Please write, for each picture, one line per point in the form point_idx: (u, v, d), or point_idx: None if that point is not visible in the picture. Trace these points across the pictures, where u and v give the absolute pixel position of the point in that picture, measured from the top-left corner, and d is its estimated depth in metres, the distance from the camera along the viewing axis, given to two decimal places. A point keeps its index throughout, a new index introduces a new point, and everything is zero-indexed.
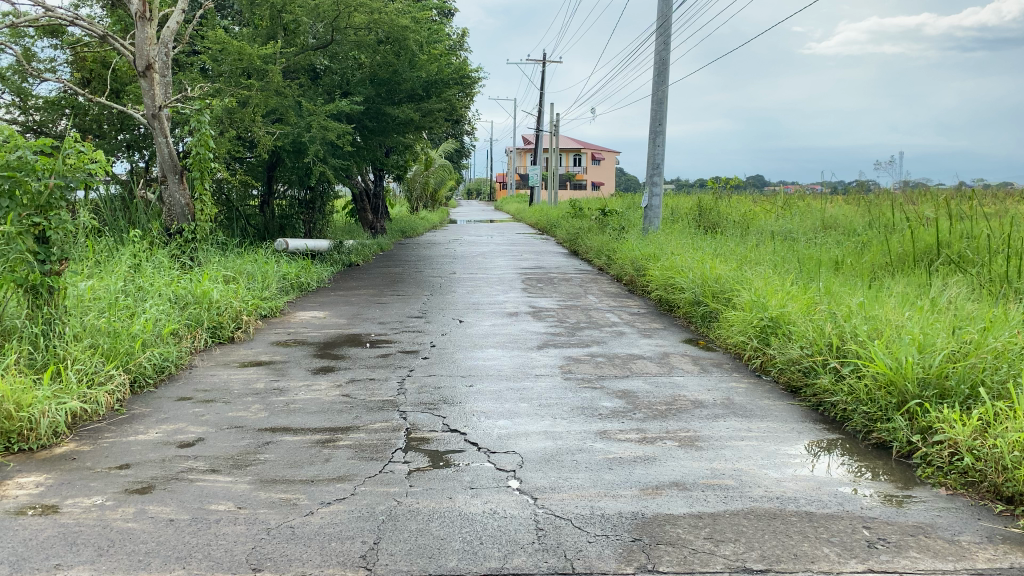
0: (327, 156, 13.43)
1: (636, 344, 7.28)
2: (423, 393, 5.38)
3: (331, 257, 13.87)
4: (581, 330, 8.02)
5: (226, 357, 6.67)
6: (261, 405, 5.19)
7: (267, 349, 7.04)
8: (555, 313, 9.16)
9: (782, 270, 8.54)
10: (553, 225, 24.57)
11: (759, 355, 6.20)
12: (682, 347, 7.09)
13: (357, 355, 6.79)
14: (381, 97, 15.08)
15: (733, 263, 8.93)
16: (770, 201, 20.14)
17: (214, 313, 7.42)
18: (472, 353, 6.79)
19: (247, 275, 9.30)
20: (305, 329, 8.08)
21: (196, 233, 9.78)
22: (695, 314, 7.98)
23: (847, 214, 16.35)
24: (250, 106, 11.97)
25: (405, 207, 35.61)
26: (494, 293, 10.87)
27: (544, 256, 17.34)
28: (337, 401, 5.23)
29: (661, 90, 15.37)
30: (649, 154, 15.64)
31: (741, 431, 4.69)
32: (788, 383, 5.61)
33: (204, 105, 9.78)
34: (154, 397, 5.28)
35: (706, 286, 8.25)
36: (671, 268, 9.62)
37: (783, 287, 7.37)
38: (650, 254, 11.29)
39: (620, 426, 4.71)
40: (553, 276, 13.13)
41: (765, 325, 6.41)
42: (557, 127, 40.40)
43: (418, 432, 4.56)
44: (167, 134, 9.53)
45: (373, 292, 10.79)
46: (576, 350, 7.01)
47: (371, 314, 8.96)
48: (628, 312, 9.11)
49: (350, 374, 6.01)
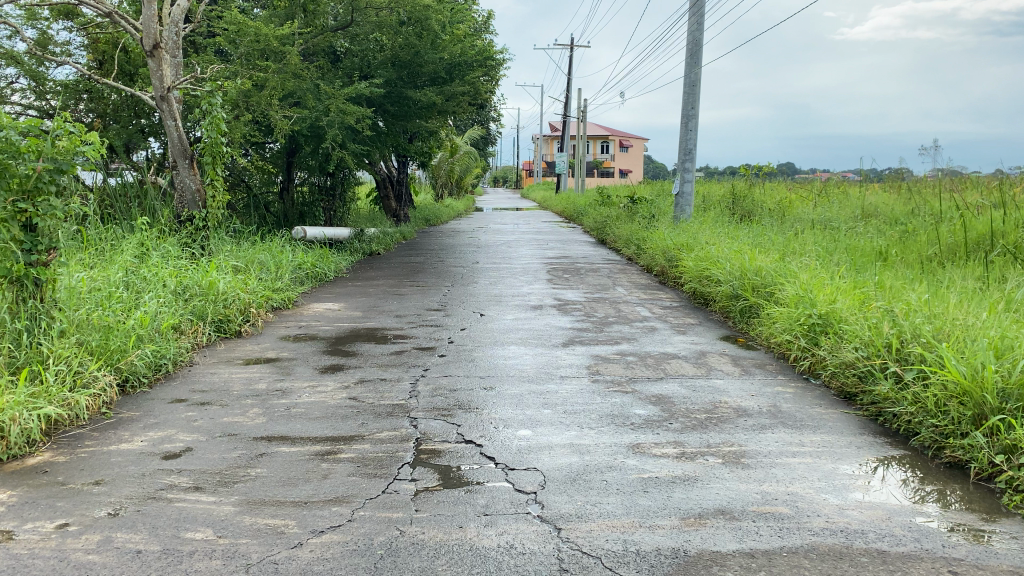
0: (346, 141, 12.95)
1: (669, 342, 6.76)
2: (436, 397, 4.91)
3: (351, 246, 13.48)
4: (610, 325, 7.50)
5: (230, 353, 6.25)
6: (261, 409, 4.75)
7: (275, 344, 6.61)
8: (582, 306, 8.64)
9: (827, 262, 7.95)
10: (580, 213, 23.99)
11: (807, 356, 5.63)
12: (720, 347, 6.54)
13: (370, 351, 6.33)
14: (402, 80, 14.47)
15: (773, 254, 8.35)
16: (806, 188, 19.40)
17: (221, 305, 7.01)
18: (493, 351, 6.30)
19: (259, 264, 8.89)
20: (318, 323, 7.65)
21: (207, 221, 9.39)
22: (734, 310, 7.43)
23: (888, 202, 15.61)
24: (267, 89, 11.53)
25: (430, 194, 35.22)
26: (517, 284, 10.37)
27: (570, 245, 16.81)
28: (343, 405, 4.77)
29: (694, 71, 14.71)
30: (681, 139, 15.01)
31: (792, 445, 4.16)
32: (842, 389, 5.06)
33: (216, 86, 9.37)
34: (146, 400, 4.88)
35: (745, 279, 7.69)
36: (707, 259, 9.06)
37: (831, 280, 6.79)
38: (682, 243, 10.74)
39: (655, 438, 4.20)
40: (581, 266, 12.61)
41: (813, 323, 5.84)
42: (585, 113, 39.67)
43: (429, 444, 4.10)
44: (176, 117, 9.13)
45: (392, 282, 10.36)
46: (604, 348, 6.49)
47: (388, 307, 8.50)
48: (660, 306, 8.56)
49: (359, 374, 5.56)
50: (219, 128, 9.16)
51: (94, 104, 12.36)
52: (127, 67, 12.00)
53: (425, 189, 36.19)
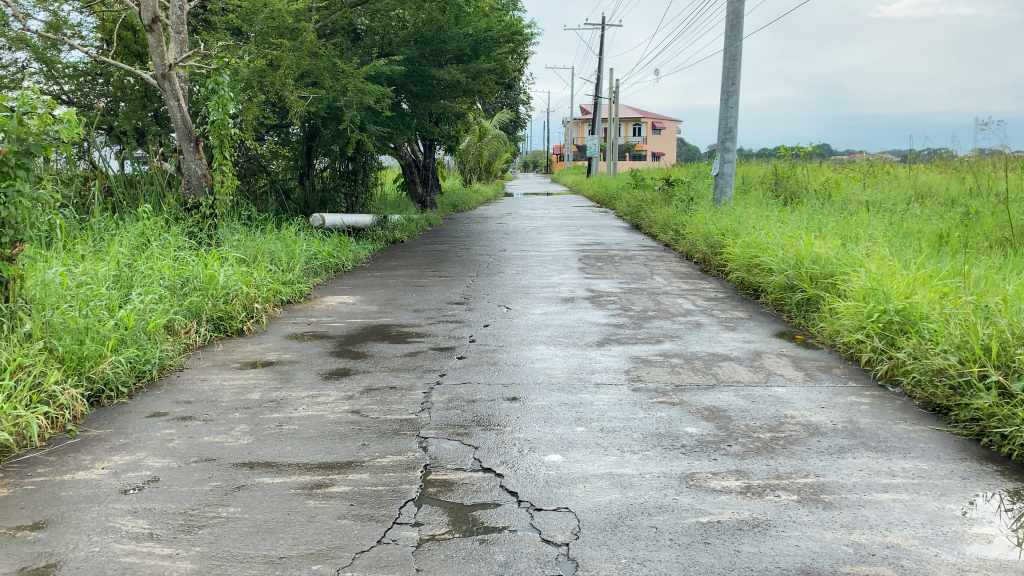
0: (366, 122, 12.28)
1: (717, 341, 6.01)
2: (451, 411, 4.23)
3: (373, 233, 12.87)
4: (650, 321, 6.75)
5: (227, 356, 5.62)
6: (249, 426, 4.10)
7: (278, 344, 5.98)
8: (618, 298, 7.90)
9: (892, 246, 7.12)
10: (613, 198, 23.17)
11: (883, 359, 4.84)
12: (776, 347, 5.78)
13: (381, 352, 5.67)
14: (425, 59, 13.67)
15: (831, 238, 7.53)
16: (852, 168, 18.33)
17: (222, 301, 6.40)
18: (519, 352, 5.61)
19: (269, 254, 8.27)
20: (328, 319, 7.01)
21: (215, 209, 8.80)
22: (789, 303, 6.64)
23: (944, 182, 14.56)
24: (281, 68, 10.90)
25: (458, 178, 34.56)
26: (547, 274, 9.65)
27: (602, 231, 16.05)
28: (343, 421, 4.10)
29: (734, 45, 13.78)
30: (721, 117, 14.15)
31: (882, 475, 3.40)
32: (929, 401, 4.28)
33: (223, 64, 8.71)
34: (121, 415, 4.28)
35: (802, 268, 6.89)
36: (756, 245, 8.26)
37: (904, 268, 5.96)
38: (726, 228, 9.92)
39: (713, 466, 3.47)
40: (614, 254, 11.85)
41: (889, 321, 5.03)
42: (616, 94, 38.62)
43: (439, 473, 3.41)
44: (180, 97, 8.48)
45: (413, 273, 9.71)
46: (645, 348, 5.76)
47: (406, 300, 7.84)
48: (704, 298, 7.79)
49: (366, 381, 4.89)
50: (225, 108, 8.55)
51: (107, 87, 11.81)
52: (138, 47, 11.41)
53: (452, 174, 35.46)
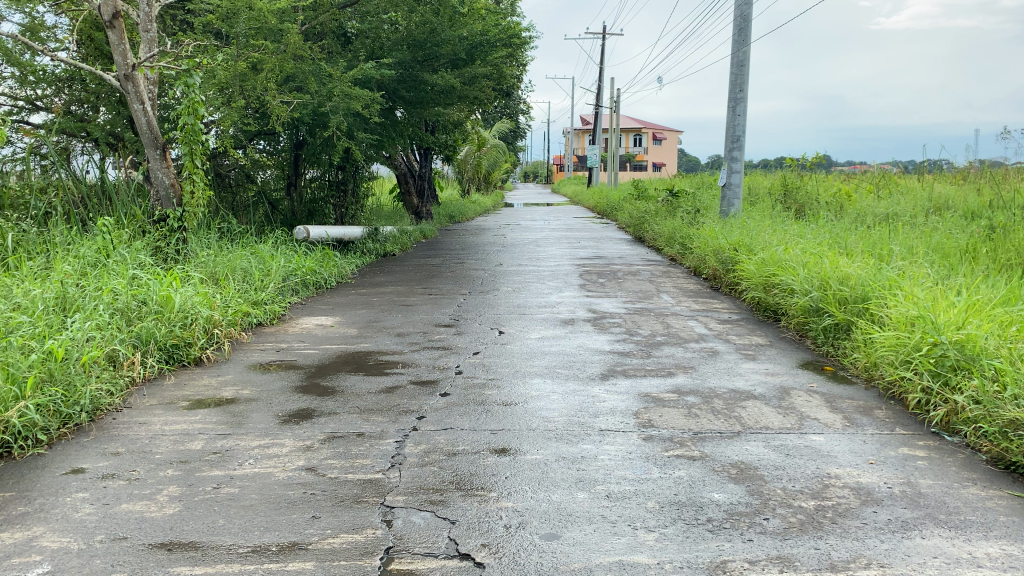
0: (354, 129, 11.60)
1: (736, 373, 5.31)
2: (426, 469, 3.52)
3: (363, 247, 12.19)
4: (659, 347, 6.05)
5: (178, 392, 4.91)
6: (179, 490, 3.38)
7: (238, 377, 5.27)
8: (622, 320, 7.21)
9: (926, 264, 6.44)
10: (615, 209, 22.49)
11: (937, 402, 4.14)
12: (805, 381, 5.07)
13: (354, 387, 4.96)
14: (418, 63, 12.98)
15: (858, 256, 6.85)
16: (863, 178, 17.63)
17: (178, 326, 5.70)
18: (511, 387, 4.89)
19: (240, 271, 7.58)
20: (301, 344, 6.30)
21: (184, 221, 8.11)
22: (815, 328, 5.94)
23: (962, 194, 13.86)
24: (263, 72, 10.24)
25: (457, 189, 33.90)
26: (545, 291, 8.94)
27: (604, 243, 15.35)
28: (295, 484, 3.39)
29: (742, 50, 13.12)
30: (727, 126, 13.49)
31: (964, 565, 2.68)
32: (1001, 455, 3.57)
33: (194, 65, 8.02)
34: (30, 472, 3.57)
35: (829, 289, 6.20)
36: (774, 262, 7.56)
37: (948, 293, 5.26)
38: (738, 243, 9.23)
39: (748, 552, 2.76)
40: (617, 268, 11.15)
41: (942, 356, 4.33)
42: (617, 104, 38.03)
43: (404, 560, 2.70)
44: (145, 100, 7.78)
45: (401, 290, 9.01)
46: (655, 382, 5.06)
47: (390, 322, 7.13)
48: (717, 320, 7.09)
49: (331, 426, 4.18)
50: (194, 110, 7.86)
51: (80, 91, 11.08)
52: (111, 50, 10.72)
53: (450, 184, 34.68)
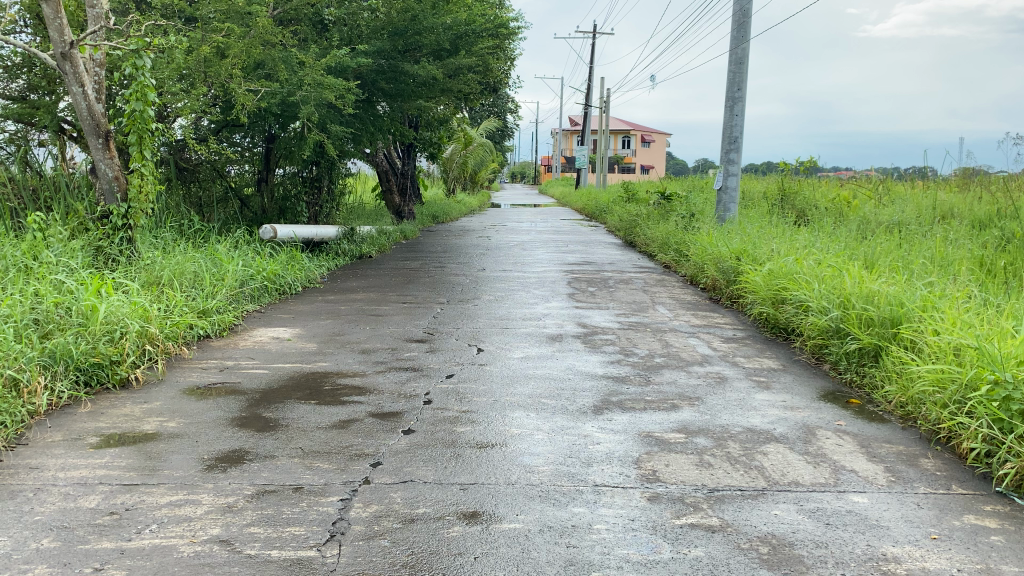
0: (327, 121, 10.80)
1: (750, 406, 4.57)
2: (373, 545, 2.74)
3: (337, 249, 11.41)
4: (659, 372, 5.32)
5: (91, 424, 4.10)
6: (49, 573, 2.59)
7: (168, 404, 4.48)
8: (616, 337, 6.46)
9: (957, 282, 5.76)
10: (605, 212, 21.75)
11: (1003, 455, 3.42)
12: (831, 419, 4.35)
13: (302, 420, 4.18)
14: (399, 54, 12.20)
15: (880, 272, 6.15)
16: (860, 183, 17.01)
17: (102, 342, 4.89)
18: (487, 423, 4.13)
19: (188, 276, 6.77)
20: (250, 362, 5.50)
21: (129, 219, 7.28)
22: (836, 353, 5.25)
23: (967, 202, 13.22)
24: (228, 57, 9.42)
25: (441, 188, 33.05)
26: (530, 301, 8.19)
27: (594, 248, 14.60)
28: (201, 568, 2.61)
29: (741, 47, 12.42)
30: (724, 126, 12.80)
31: None
32: None
33: (146, 44, 7.19)
34: None
35: (850, 309, 5.50)
36: (784, 275, 6.85)
37: (998, 320, 4.55)
38: (741, 252, 8.53)
39: None
40: (608, 275, 10.42)
41: (1005, 398, 3.61)
42: (606, 104, 37.35)
43: None
44: (85, 82, 6.94)
45: (373, 297, 8.23)
46: (657, 418, 4.31)
47: (355, 335, 6.36)
48: (721, 338, 6.36)
49: (265, 476, 3.40)
50: (142, 97, 7.03)
51: (47, 73, 9.34)
52: None
53: (436, 183, 33.65)
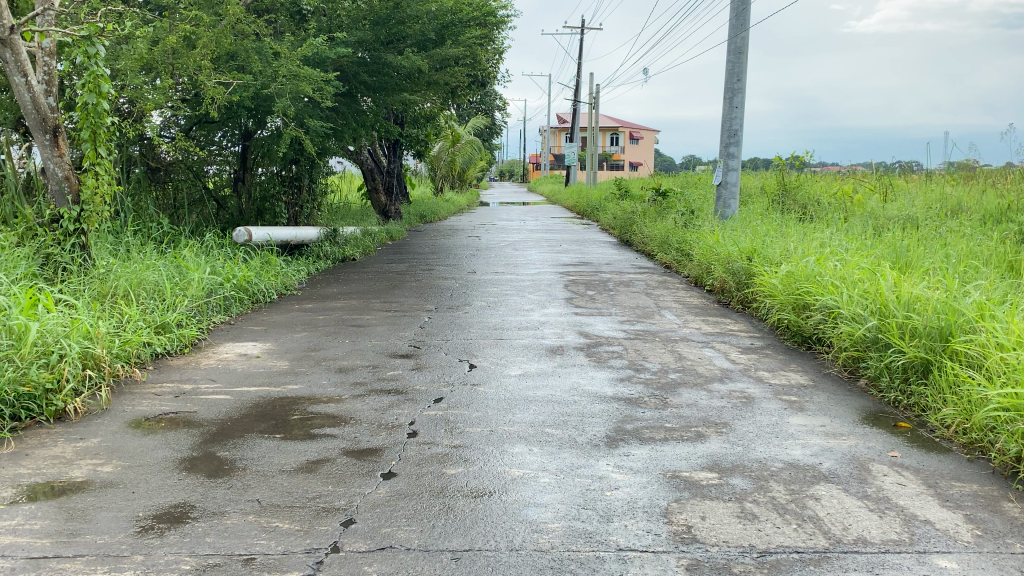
0: (305, 116, 10.13)
1: (786, 433, 3.94)
2: None
3: (318, 251, 10.74)
4: (677, 391, 4.68)
5: (8, 471, 3.43)
6: None
7: (106, 442, 3.81)
8: (622, 348, 5.82)
9: (1005, 285, 5.16)
10: (598, 209, 21.15)
11: None
12: (884, 448, 3.72)
13: (263, 461, 3.52)
14: (381, 44, 11.54)
15: (915, 274, 5.55)
16: (862, 175, 16.44)
17: (34, 366, 4.21)
18: (483, 462, 3.48)
19: (146, 287, 6.10)
20: (211, 384, 4.83)
21: (81, 225, 6.59)
22: (876, 366, 4.64)
23: (978, 195, 12.62)
24: (196, 46, 8.73)
25: (429, 188, 32.37)
26: (526, 307, 7.55)
27: (589, 248, 13.94)
28: None
29: (741, 35, 11.80)
30: (723, 119, 12.19)
31: None
32: None
33: (100, 31, 6.49)
34: None
35: (888, 318, 4.89)
36: (805, 276, 6.24)
37: None
38: (751, 252, 7.93)
39: None
40: (606, 277, 9.79)
41: None
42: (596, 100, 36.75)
43: None
44: (28, 71, 6.25)
45: (355, 304, 7.57)
46: (681, 451, 3.67)
47: (333, 350, 5.70)
48: (739, 349, 5.73)
49: (209, 543, 2.74)
50: (94, 89, 6.35)
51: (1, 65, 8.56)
52: None
53: (424, 182, 32.95)
